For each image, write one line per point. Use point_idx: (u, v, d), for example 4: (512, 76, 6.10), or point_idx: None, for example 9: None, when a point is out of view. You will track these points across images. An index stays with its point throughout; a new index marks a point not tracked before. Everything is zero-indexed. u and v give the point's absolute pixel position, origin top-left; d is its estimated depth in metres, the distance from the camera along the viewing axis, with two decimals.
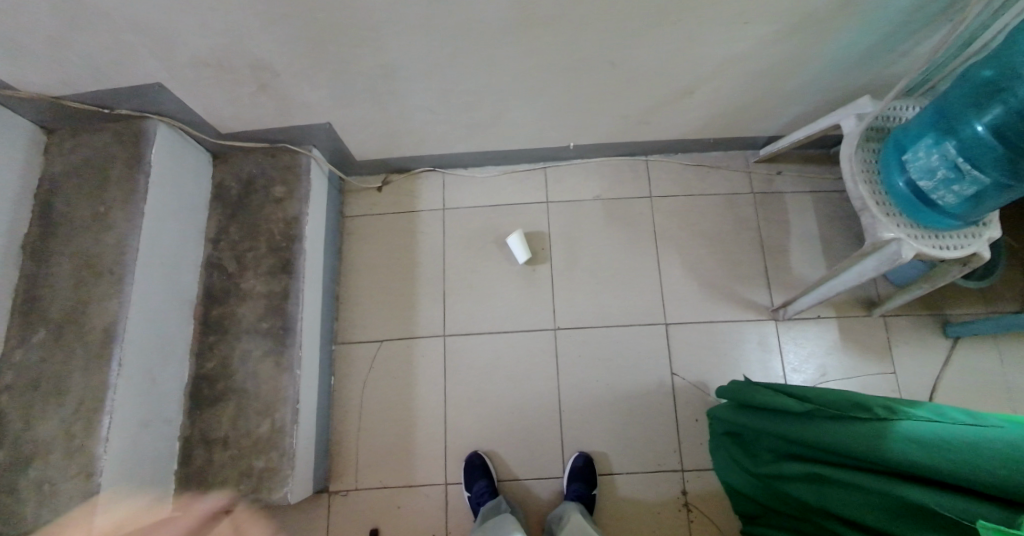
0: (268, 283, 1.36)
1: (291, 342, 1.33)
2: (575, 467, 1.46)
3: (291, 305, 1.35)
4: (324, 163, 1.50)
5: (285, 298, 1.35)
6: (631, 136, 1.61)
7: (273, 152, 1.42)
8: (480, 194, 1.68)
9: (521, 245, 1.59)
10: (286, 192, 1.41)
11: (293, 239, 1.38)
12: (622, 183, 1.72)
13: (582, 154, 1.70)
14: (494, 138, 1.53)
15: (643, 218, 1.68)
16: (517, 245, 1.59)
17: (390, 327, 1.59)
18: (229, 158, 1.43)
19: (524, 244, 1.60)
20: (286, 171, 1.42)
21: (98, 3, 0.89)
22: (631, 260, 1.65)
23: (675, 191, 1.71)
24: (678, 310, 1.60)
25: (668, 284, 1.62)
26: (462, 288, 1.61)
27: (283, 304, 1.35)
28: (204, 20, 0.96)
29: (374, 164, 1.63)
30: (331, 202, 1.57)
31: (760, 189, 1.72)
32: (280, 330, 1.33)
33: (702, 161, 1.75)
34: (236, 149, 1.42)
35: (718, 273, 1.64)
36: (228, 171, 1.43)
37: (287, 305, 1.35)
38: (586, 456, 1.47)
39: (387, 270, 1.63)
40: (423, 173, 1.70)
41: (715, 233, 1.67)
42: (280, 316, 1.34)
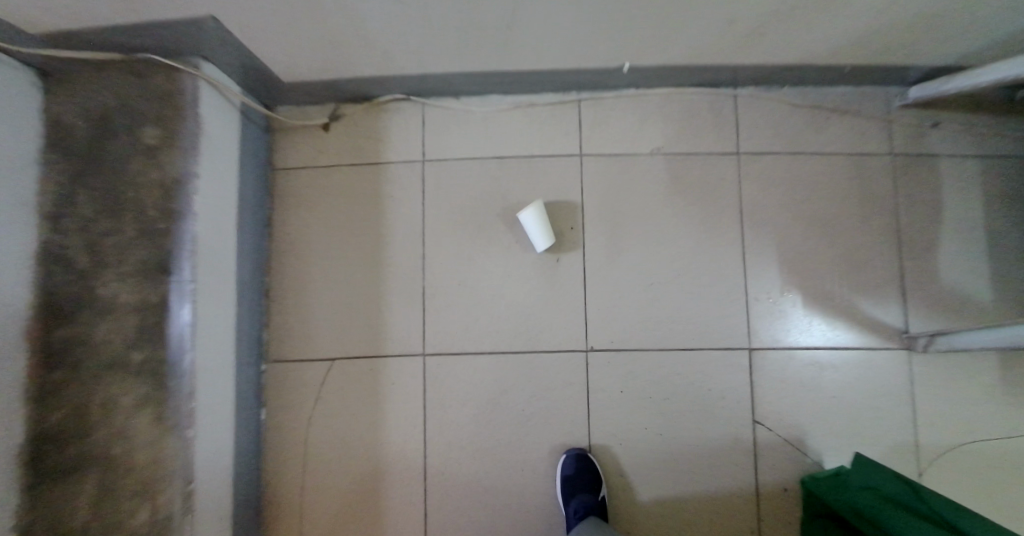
0: (138, 290, 0.84)
1: (176, 386, 0.84)
2: (568, 476, 1.02)
3: (174, 327, 0.84)
4: (231, 89, 0.92)
5: (164, 317, 0.84)
6: (723, 59, 1.00)
7: (136, 65, 0.83)
8: (481, 142, 1.07)
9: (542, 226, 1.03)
10: (161, 137, 0.84)
11: (175, 219, 0.85)
12: (694, 130, 1.12)
13: (640, 80, 1.06)
14: (505, 59, 0.94)
15: (725, 188, 1.11)
16: (536, 225, 1.03)
17: (348, 342, 1.07)
18: (66, 70, 0.84)
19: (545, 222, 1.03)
20: (160, 101, 0.84)
21: None
22: (703, 250, 1.10)
23: (777, 146, 1.13)
24: (771, 328, 1.10)
25: (754, 288, 1.10)
26: (452, 286, 1.07)
27: (162, 326, 0.84)
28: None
29: (307, 88, 0.98)
30: (246, 151, 0.97)
31: (906, 146, 1.16)
32: (158, 368, 0.84)
33: (821, 101, 1.15)
34: (73, 58, 0.83)
35: (828, 276, 1.12)
36: (65, 94, 0.84)
37: (167, 328, 0.84)
38: (579, 454, 1.03)
39: (338, 258, 1.06)
40: (390, 103, 1.05)
41: (830, 212, 1.13)
42: (157, 344, 0.83)
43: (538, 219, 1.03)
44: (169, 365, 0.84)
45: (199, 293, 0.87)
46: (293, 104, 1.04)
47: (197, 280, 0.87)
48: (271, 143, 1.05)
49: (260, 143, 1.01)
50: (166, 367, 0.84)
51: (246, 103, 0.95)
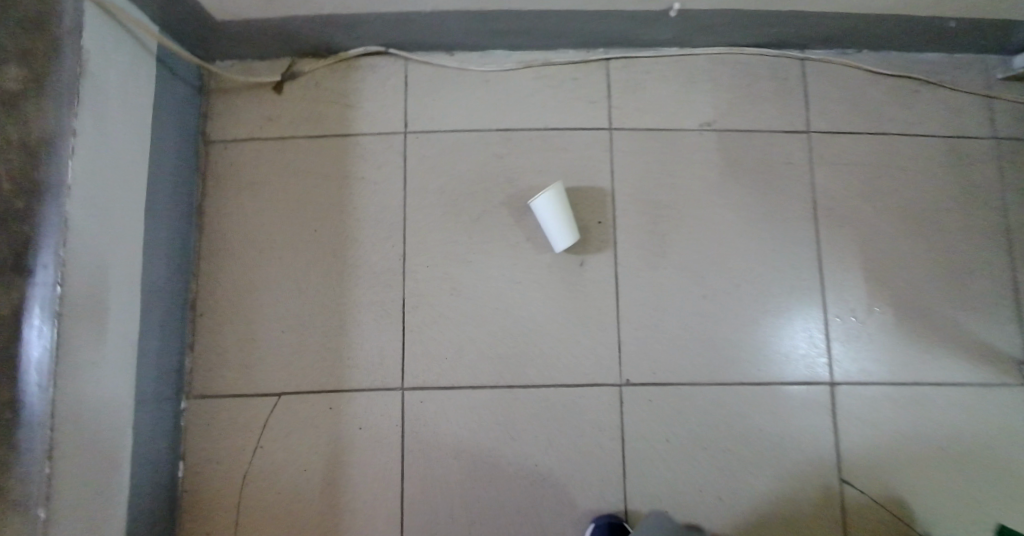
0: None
1: (24, 439, 0.56)
2: None
3: (25, 352, 0.57)
4: (136, 21, 0.66)
5: (11, 338, 0.56)
6: (801, 3, 0.77)
7: None
8: (481, 110, 0.82)
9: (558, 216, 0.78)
10: (18, 74, 0.57)
11: (39, 195, 0.58)
12: (753, 100, 0.87)
13: (686, 33, 0.82)
14: None
15: (792, 174, 0.87)
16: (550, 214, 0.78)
17: (303, 369, 0.80)
18: None
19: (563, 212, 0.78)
20: (20, 22, 0.57)
21: None
22: (767, 253, 0.85)
23: (854, 122, 0.89)
24: (855, 355, 0.85)
25: (832, 302, 0.85)
26: (442, 296, 0.81)
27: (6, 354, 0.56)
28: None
29: (248, 35, 0.74)
30: (160, 112, 0.71)
31: (1013, 128, 0.92)
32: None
33: (909, 69, 0.91)
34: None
35: (924, 287, 0.87)
36: None
37: (14, 355, 0.56)
38: (608, 524, 0.76)
39: (288, 260, 0.80)
40: (360, 58, 0.80)
41: (923, 206, 0.89)
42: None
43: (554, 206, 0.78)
44: (13, 409, 0.56)
45: (71, 304, 0.60)
46: (235, 57, 0.79)
47: (68, 285, 0.60)
48: (203, 107, 0.80)
49: (185, 105, 0.76)
50: (12, 412, 0.56)
51: (162, 44, 0.70)
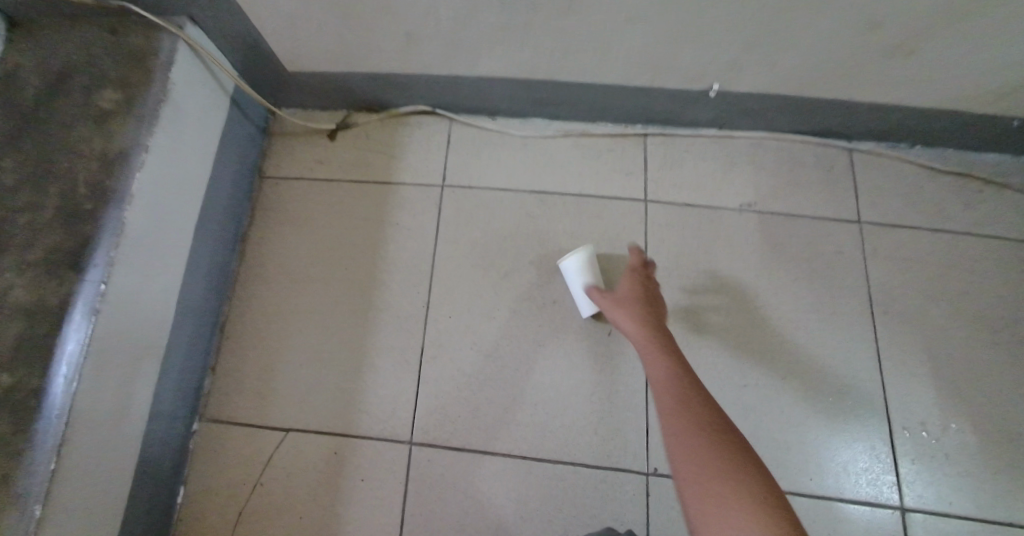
0: (34, 288, 0.61)
1: (40, 430, 0.57)
2: None
3: (62, 343, 0.59)
4: (223, 68, 0.76)
5: (54, 328, 0.60)
6: (845, 93, 0.77)
7: (114, 23, 0.69)
8: (520, 172, 0.84)
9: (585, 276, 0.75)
10: (118, 102, 0.67)
11: (108, 200, 0.64)
12: (799, 187, 0.85)
13: (727, 115, 0.83)
14: (559, 62, 0.73)
15: (844, 266, 0.82)
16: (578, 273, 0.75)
17: (311, 409, 0.79)
18: (36, 24, 0.70)
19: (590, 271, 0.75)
20: (129, 62, 0.68)
21: None
22: (817, 345, 0.78)
23: (913, 217, 0.84)
24: (928, 478, 0.73)
25: (895, 412, 0.75)
26: (459, 349, 0.79)
27: (44, 339, 0.59)
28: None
29: (313, 84, 0.82)
30: (226, 147, 0.79)
31: None
32: (25, 401, 0.57)
33: (971, 167, 0.86)
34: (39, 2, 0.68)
35: (1007, 403, 0.76)
36: (29, 50, 0.69)
37: (52, 345, 0.59)
38: None
39: (318, 296, 0.82)
40: (411, 115, 0.86)
41: (1001, 312, 0.80)
42: (31, 366, 0.58)
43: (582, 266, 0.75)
44: (38, 397, 0.58)
45: (110, 304, 0.63)
46: (300, 107, 0.88)
47: (113, 286, 0.63)
48: (265, 148, 0.87)
49: (249, 145, 0.84)
50: (36, 399, 0.58)
51: (239, 88, 0.79)
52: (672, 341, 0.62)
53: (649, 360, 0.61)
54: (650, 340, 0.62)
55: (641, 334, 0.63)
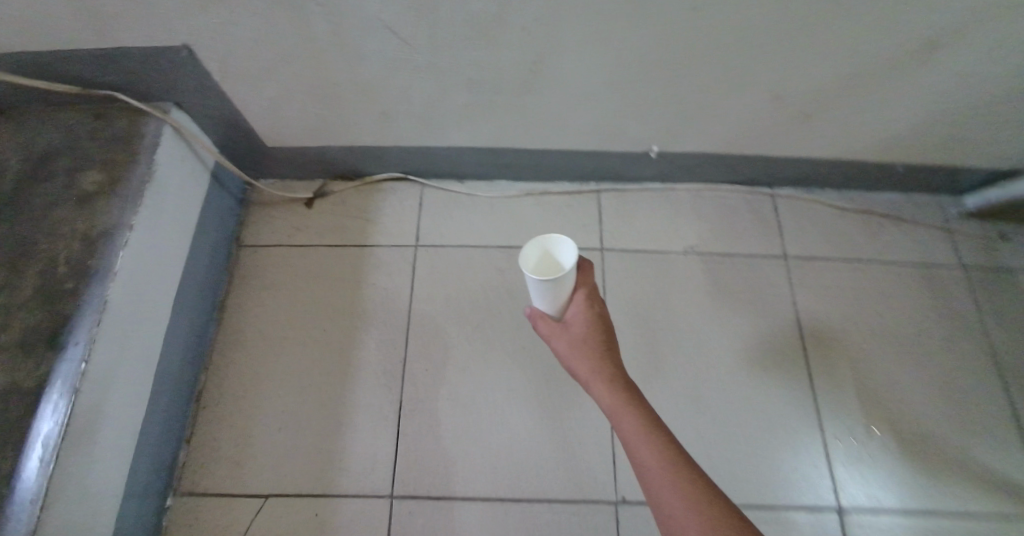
0: (7, 371, 0.61)
1: (8, 516, 0.55)
2: None
3: (36, 426, 0.59)
4: (204, 147, 0.79)
5: (30, 409, 0.59)
6: (762, 148, 0.90)
7: (95, 107, 0.73)
8: (487, 228, 0.92)
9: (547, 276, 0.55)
10: (101, 183, 0.69)
11: (89, 278, 0.65)
12: (733, 230, 0.97)
13: (667, 171, 0.95)
14: (520, 131, 0.84)
15: (777, 297, 0.93)
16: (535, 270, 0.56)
17: (291, 471, 0.79)
18: (11, 111, 0.73)
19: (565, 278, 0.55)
20: (110, 145, 0.71)
21: None
22: (760, 368, 0.87)
23: (829, 251, 0.97)
24: (860, 478, 0.81)
25: (828, 423, 0.85)
26: (438, 400, 0.82)
27: (21, 424, 0.59)
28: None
29: (294, 158, 0.88)
30: (205, 220, 0.82)
31: (977, 258, 0.99)
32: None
33: (870, 205, 1.01)
34: (17, 91, 0.71)
35: (924, 411, 0.87)
36: (2, 134, 0.71)
37: (25, 428, 0.59)
38: None
39: (297, 357, 0.84)
40: (386, 183, 0.93)
41: (908, 329, 0.92)
42: (2, 451, 0.57)
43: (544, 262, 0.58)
44: (9, 484, 0.56)
45: (90, 381, 0.63)
46: (277, 178, 0.92)
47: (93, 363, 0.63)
48: (243, 217, 0.91)
49: (227, 216, 0.88)
50: (5, 486, 0.56)
51: (218, 163, 0.83)
52: (629, 379, 0.54)
53: (634, 437, 0.50)
54: (615, 397, 0.52)
55: (615, 405, 0.52)
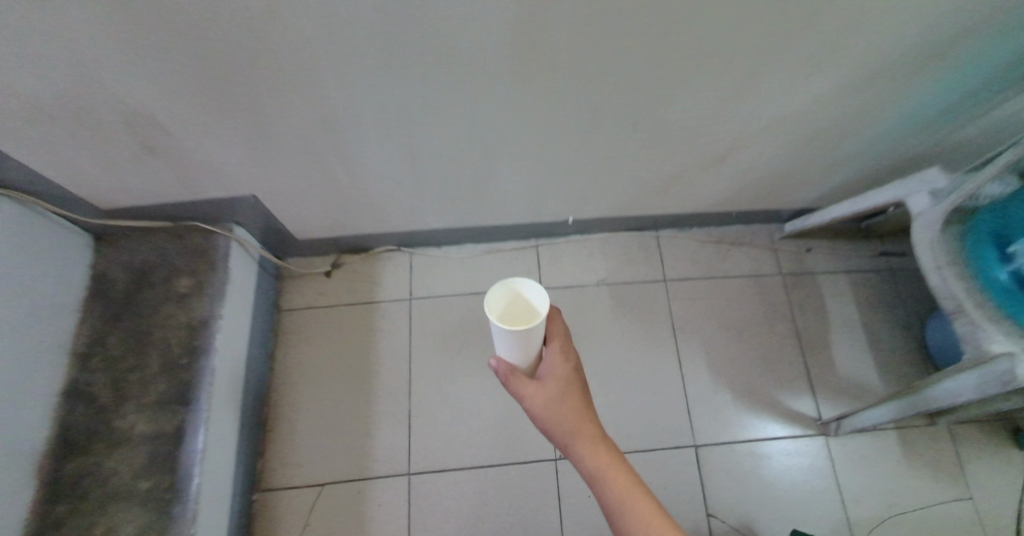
0: (157, 420, 0.94)
1: (183, 509, 0.90)
2: None
3: (189, 453, 0.93)
4: (252, 245, 1.12)
5: (179, 443, 0.93)
6: (641, 211, 1.31)
7: (177, 231, 1.05)
8: (455, 282, 1.29)
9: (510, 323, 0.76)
10: (192, 285, 1.02)
11: (200, 354, 0.98)
12: (630, 263, 1.38)
13: (581, 228, 1.34)
14: (476, 215, 1.20)
15: (658, 309, 1.36)
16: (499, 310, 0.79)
17: (337, 463, 1.15)
18: (115, 237, 1.05)
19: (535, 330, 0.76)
20: (193, 257, 1.03)
21: None
22: (647, 358, 1.32)
23: (694, 271, 1.40)
24: (711, 424, 1.28)
25: (691, 390, 1.31)
26: (434, 404, 1.20)
27: (176, 453, 0.92)
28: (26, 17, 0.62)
29: (318, 243, 1.23)
30: (257, 296, 1.16)
31: (791, 268, 1.42)
32: (169, 493, 0.91)
33: (720, 236, 1.43)
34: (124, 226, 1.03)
35: (752, 376, 1.34)
36: (113, 256, 1.04)
37: (180, 455, 0.92)
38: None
39: (332, 384, 1.20)
40: (384, 253, 1.30)
41: (744, 322, 1.38)
42: (172, 471, 0.92)
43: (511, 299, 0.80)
44: (182, 489, 0.91)
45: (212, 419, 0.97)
46: (301, 257, 1.28)
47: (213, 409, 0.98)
48: (282, 287, 1.27)
49: (270, 288, 1.22)
50: (176, 491, 0.91)
51: (262, 254, 1.17)
52: (601, 442, 0.79)
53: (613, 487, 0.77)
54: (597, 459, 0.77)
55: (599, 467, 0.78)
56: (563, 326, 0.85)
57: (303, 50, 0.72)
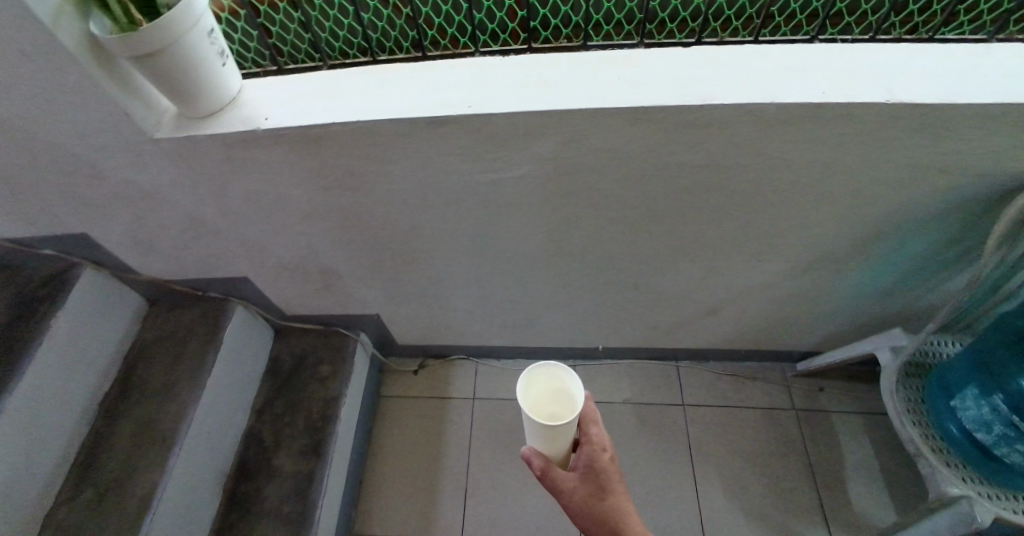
0: (299, 463, 1.41)
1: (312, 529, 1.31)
2: None
3: (320, 489, 1.36)
4: (370, 346, 1.63)
5: (312, 481, 1.37)
6: (661, 345, 1.62)
7: (326, 333, 1.59)
8: (509, 390, 1.67)
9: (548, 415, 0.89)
10: (330, 371, 1.53)
11: (330, 419, 1.46)
12: (653, 388, 1.66)
13: (612, 354, 1.68)
14: (526, 339, 1.61)
15: (677, 430, 1.59)
16: (535, 401, 0.90)
17: (405, 521, 1.48)
18: (287, 334, 1.61)
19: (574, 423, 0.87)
20: (333, 352, 1.56)
21: (218, 231, 1.20)
22: (665, 468, 1.53)
23: (711, 399, 1.63)
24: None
25: (706, 504, 1.47)
26: (485, 485, 1.52)
27: (307, 488, 1.37)
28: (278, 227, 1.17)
29: (412, 349, 1.71)
30: (369, 383, 1.64)
31: (803, 404, 1.61)
32: (301, 517, 1.33)
33: (735, 371, 1.67)
34: (295, 328, 1.61)
35: (766, 499, 1.46)
36: (285, 346, 1.60)
37: (311, 490, 1.36)
38: None
39: (410, 456, 1.59)
40: (458, 360, 1.74)
41: (758, 450, 1.54)
42: (306, 501, 1.35)
43: (549, 375, 0.90)
44: (311, 515, 1.33)
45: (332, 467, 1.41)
46: (398, 358, 1.76)
47: (334, 459, 1.42)
48: (383, 379, 1.74)
49: (377, 379, 1.70)
50: (305, 516, 1.33)
51: (375, 353, 1.67)
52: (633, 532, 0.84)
53: None
54: None
55: None
56: (594, 413, 0.91)
57: (410, 234, 1.17)
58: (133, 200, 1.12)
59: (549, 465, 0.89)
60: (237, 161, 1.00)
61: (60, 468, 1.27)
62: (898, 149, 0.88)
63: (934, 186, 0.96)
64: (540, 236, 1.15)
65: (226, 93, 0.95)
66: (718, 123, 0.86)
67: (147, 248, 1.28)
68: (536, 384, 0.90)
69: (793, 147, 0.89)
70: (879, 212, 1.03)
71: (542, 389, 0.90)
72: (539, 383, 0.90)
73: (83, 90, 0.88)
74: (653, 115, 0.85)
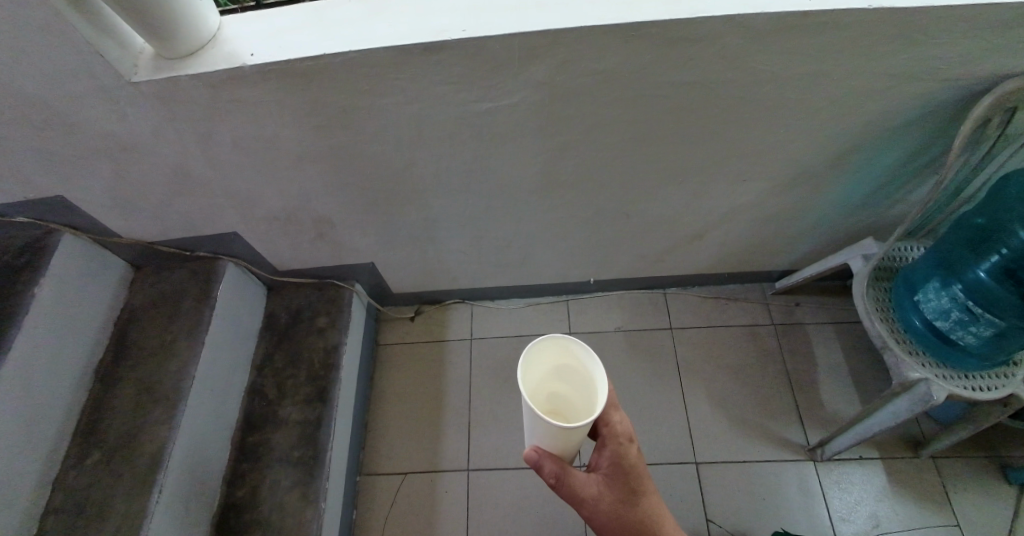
0: (305, 411, 1.44)
1: (322, 472, 1.35)
2: None
3: (328, 434, 1.40)
4: (364, 296, 1.65)
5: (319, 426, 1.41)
6: (648, 274, 1.70)
7: (320, 286, 1.60)
8: (504, 328, 1.73)
9: (545, 391, 0.93)
10: (328, 322, 1.55)
11: (331, 368, 1.48)
12: (642, 315, 1.74)
13: (602, 287, 1.75)
14: (519, 276, 1.65)
15: (665, 352, 1.68)
16: (537, 377, 0.91)
17: (412, 458, 1.54)
18: (281, 290, 1.62)
19: (579, 410, 0.91)
20: (329, 303, 1.58)
21: (204, 182, 1.17)
22: (656, 387, 1.62)
23: (696, 321, 1.72)
24: (713, 445, 1.53)
25: (696, 417, 1.57)
26: (486, 418, 1.59)
27: (315, 433, 1.40)
28: (267, 174, 1.15)
29: (407, 296, 1.73)
30: (367, 332, 1.67)
31: (781, 319, 1.72)
32: (311, 460, 1.37)
33: (717, 293, 1.77)
34: (290, 284, 1.61)
35: (750, 407, 1.58)
36: (280, 302, 1.60)
37: (319, 436, 1.40)
38: None
39: (412, 399, 1.63)
40: (452, 304, 1.78)
41: (741, 363, 1.65)
42: (315, 445, 1.39)
43: (562, 347, 0.88)
44: (321, 458, 1.37)
45: (339, 413, 1.44)
46: (393, 307, 1.78)
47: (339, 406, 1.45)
48: (380, 328, 1.76)
49: (374, 328, 1.72)
50: (316, 459, 1.37)
51: (369, 303, 1.69)
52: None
53: None
54: None
55: None
56: (615, 401, 0.89)
57: (403, 176, 1.18)
58: (111, 154, 1.08)
59: (566, 473, 0.86)
60: (224, 104, 0.97)
61: (64, 434, 1.24)
62: (875, 56, 0.93)
63: (907, 94, 1.01)
64: (534, 168, 1.17)
65: (202, 33, 0.91)
66: (708, 37, 0.88)
67: (128, 206, 1.24)
68: (541, 356, 0.88)
69: (779, 58, 0.92)
70: (856, 124, 1.08)
71: (546, 362, 0.89)
72: (547, 353, 0.88)
73: (53, 31, 0.84)
74: (648, 32, 0.87)
